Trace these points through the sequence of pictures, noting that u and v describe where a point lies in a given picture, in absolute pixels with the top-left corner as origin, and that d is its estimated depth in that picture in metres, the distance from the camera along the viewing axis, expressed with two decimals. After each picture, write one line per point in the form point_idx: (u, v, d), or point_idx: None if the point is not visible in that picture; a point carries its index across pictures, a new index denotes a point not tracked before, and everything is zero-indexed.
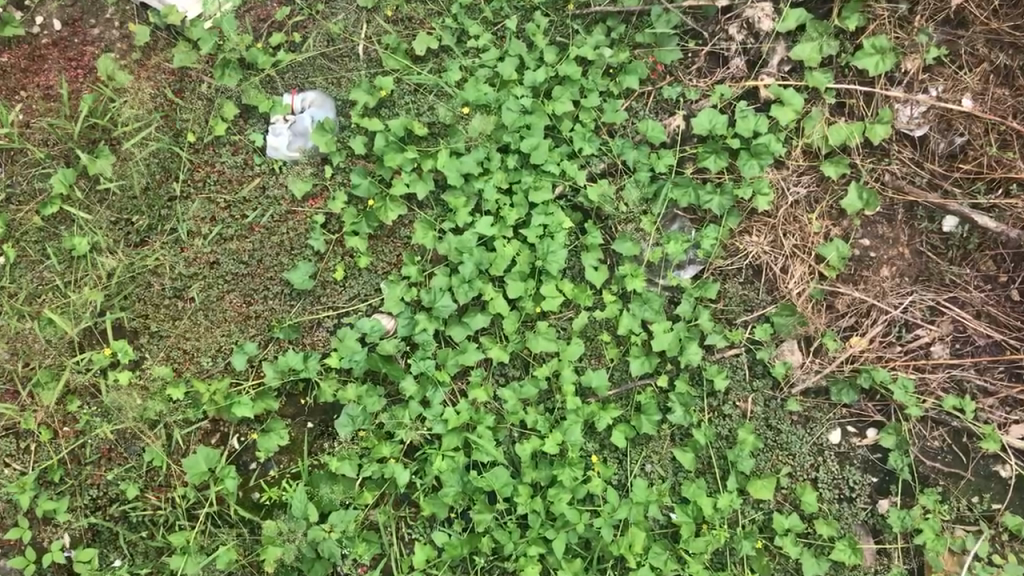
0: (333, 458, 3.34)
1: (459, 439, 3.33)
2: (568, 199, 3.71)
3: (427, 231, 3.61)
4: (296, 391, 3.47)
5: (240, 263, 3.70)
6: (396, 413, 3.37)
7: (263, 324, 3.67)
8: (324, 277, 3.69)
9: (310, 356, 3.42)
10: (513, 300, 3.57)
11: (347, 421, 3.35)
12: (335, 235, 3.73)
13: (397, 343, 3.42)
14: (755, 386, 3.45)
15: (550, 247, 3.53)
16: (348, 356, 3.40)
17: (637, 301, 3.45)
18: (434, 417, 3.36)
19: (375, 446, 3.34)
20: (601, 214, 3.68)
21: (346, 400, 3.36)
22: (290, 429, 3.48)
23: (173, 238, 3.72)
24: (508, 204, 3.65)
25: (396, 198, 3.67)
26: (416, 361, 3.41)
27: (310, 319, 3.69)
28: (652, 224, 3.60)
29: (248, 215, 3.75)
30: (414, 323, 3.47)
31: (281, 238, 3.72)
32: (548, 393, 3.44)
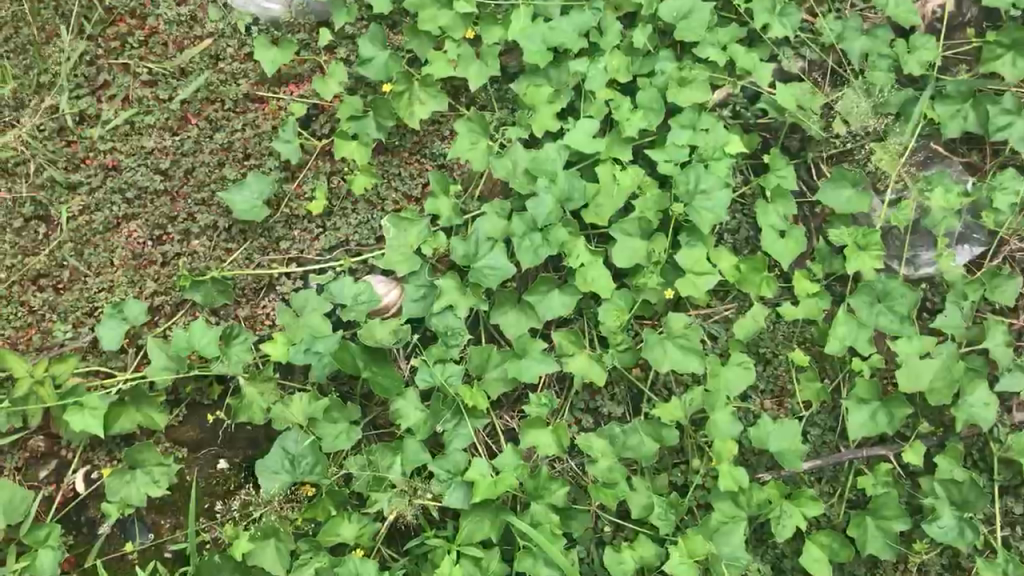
0: (243, 537, 1.68)
1: (495, 528, 1.68)
2: (735, 116, 2.09)
3: (477, 137, 2.02)
4: (201, 400, 1.85)
5: (152, 172, 2.12)
6: (378, 456, 1.72)
7: (173, 277, 2.05)
8: (289, 209, 2.08)
9: (237, 335, 1.83)
10: (621, 275, 1.93)
11: (279, 466, 1.71)
12: (322, 141, 2.15)
13: (397, 326, 1.80)
14: None
15: (701, 184, 1.89)
16: (303, 344, 1.80)
17: (861, 294, 1.80)
18: (449, 477, 1.70)
19: (329, 520, 1.69)
20: (796, 145, 2.08)
21: (285, 425, 1.74)
22: (178, 469, 1.81)
23: (50, 122, 2.14)
24: (627, 106, 2.02)
25: (433, 85, 2.10)
26: (428, 365, 1.79)
27: (256, 278, 2.05)
28: (890, 158, 1.98)
29: (181, 98, 2.18)
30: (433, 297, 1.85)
31: (226, 138, 2.15)
32: (676, 454, 1.78)
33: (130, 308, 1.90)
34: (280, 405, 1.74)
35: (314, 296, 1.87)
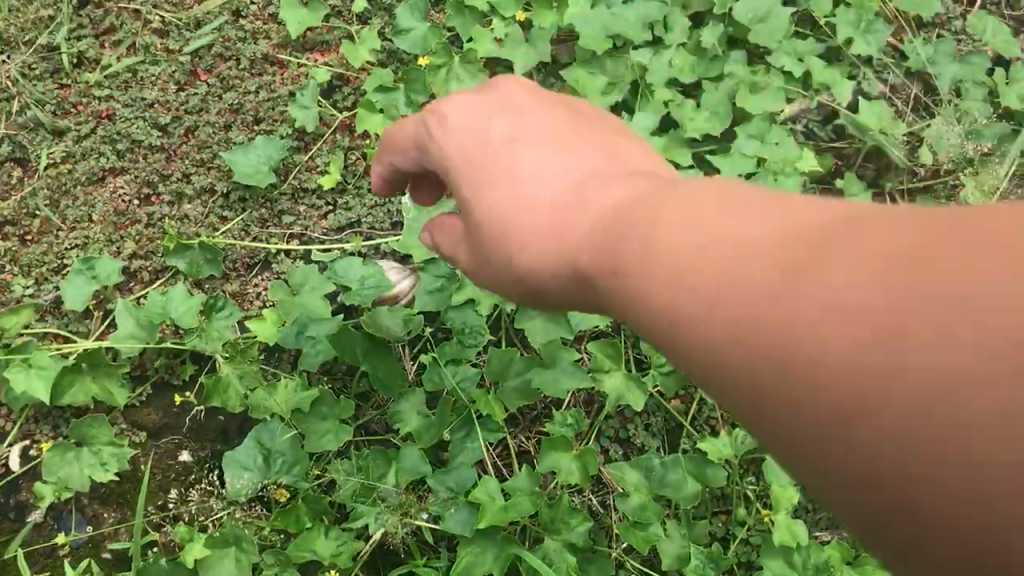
0: (198, 542, 1.40)
1: (499, 563, 1.40)
2: (807, 135, 1.87)
3: None
4: (169, 378, 1.58)
5: (149, 126, 1.88)
6: (370, 463, 1.45)
7: (156, 241, 1.79)
8: (297, 182, 1.85)
9: (219, 309, 1.57)
10: None
11: (251, 461, 1.45)
12: (344, 113, 1.91)
13: (409, 316, 1.54)
14: None
15: None
16: (296, 326, 1.54)
17: None
18: (450, 496, 1.44)
19: (303, 532, 1.42)
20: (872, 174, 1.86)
21: (265, 415, 1.48)
22: (131, 455, 1.54)
23: (44, 61, 1.89)
24: (690, 105, 1.79)
25: (476, 63, 1.85)
26: (439, 364, 1.54)
27: (250, 252, 1.80)
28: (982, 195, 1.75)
29: (191, 51, 1.95)
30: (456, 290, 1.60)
31: (236, 99, 1.91)
32: (718, 501, 1.53)
33: (103, 266, 1.65)
34: (262, 392, 1.48)
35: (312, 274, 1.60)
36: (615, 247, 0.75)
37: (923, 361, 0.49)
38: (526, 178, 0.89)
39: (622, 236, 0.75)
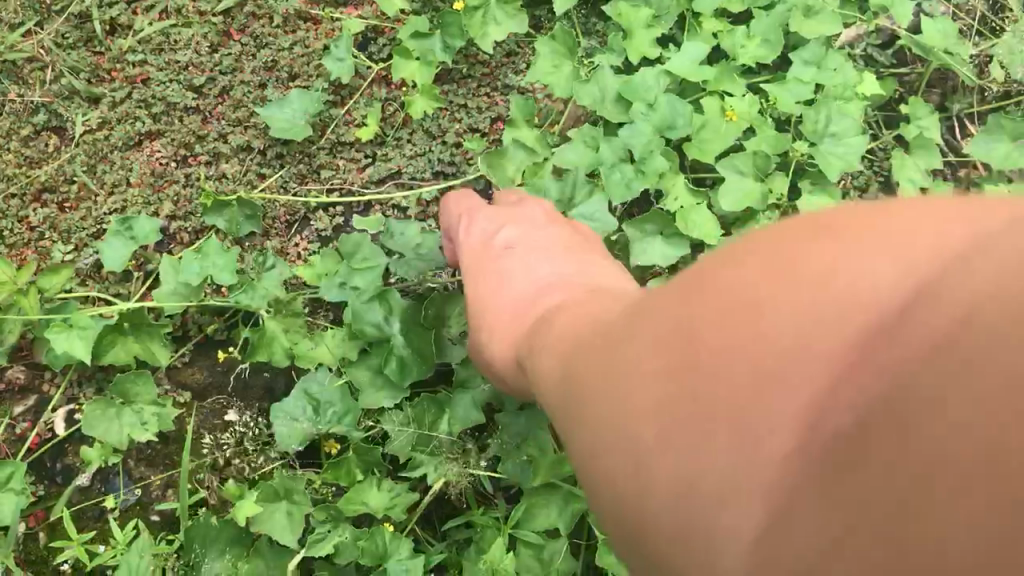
0: (249, 499, 1.35)
1: (564, 517, 1.33)
2: (867, 62, 1.74)
3: (562, 60, 1.71)
4: (214, 335, 1.53)
5: (184, 88, 1.80)
6: (423, 411, 1.38)
7: (193, 201, 1.75)
8: (336, 137, 1.79)
9: (268, 266, 1.50)
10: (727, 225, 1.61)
11: (300, 411, 1.40)
12: (381, 65, 1.83)
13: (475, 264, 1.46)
14: None
15: (832, 124, 1.57)
16: (341, 276, 1.46)
17: None
18: (512, 444, 1.36)
19: (355, 484, 1.36)
20: (938, 99, 1.73)
21: (312, 364, 1.44)
22: (176, 415, 1.49)
23: (76, 30, 1.80)
24: (740, 31, 1.68)
25: (513, 3, 1.77)
26: None
27: (290, 209, 1.76)
28: None
29: (223, 10, 1.84)
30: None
31: (270, 56, 1.82)
32: None
33: (140, 226, 1.63)
34: (309, 341, 1.45)
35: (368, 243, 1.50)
36: (549, 345, 0.92)
37: (713, 368, 0.61)
38: (506, 282, 1.19)
39: (556, 329, 0.92)
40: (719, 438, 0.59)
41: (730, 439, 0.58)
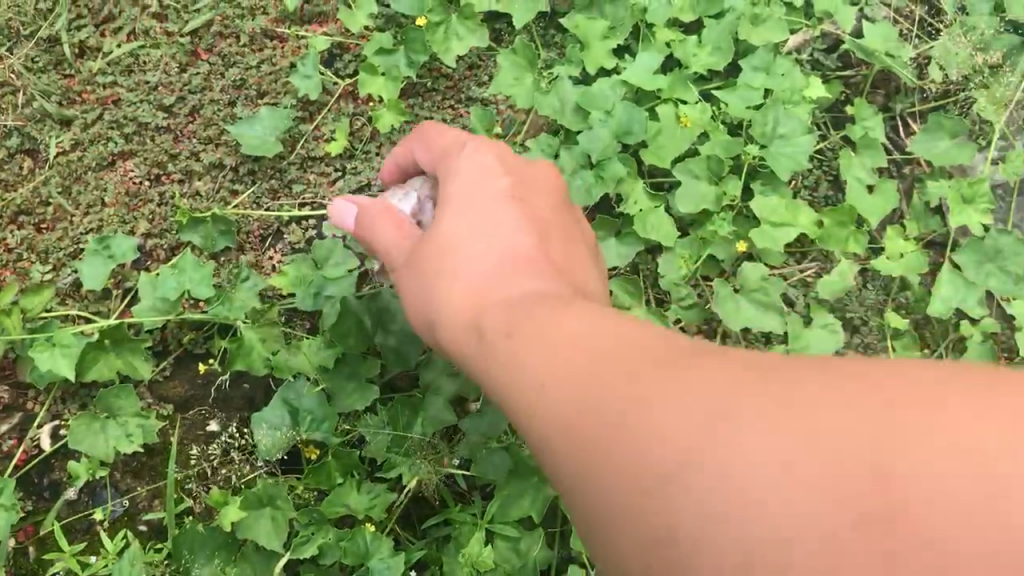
0: (234, 504, 1.40)
1: (536, 507, 1.39)
2: (813, 65, 1.82)
3: (522, 72, 1.77)
4: (193, 349, 1.58)
5: (154, 108, 1.84)
6: (398, 415, 1.44)
7: (168, 219, 1.79)
8: (305, 151, 1.84)
9: (243, 278, 1.55)
10: (686, 226, 1.68)
11: (280, 419, 1.45)
12: (347, 81, 1.89)
13: None
14: None
15: (780, 127, 1.65)
16: (313, 287, 1.52)
17: (969, 251, 1.55)
18: (483, 441, 1.43)
19: (336, 488, 1.41)
20: (882, 100, 1.80)
21: (290, 374, 1.49)
22: (160, 428, 1.54)
23: (46, 54, 1.83)
24: (692, 41, 1.75)
25: (474, 18, 1.83)
26: None
27: (263, 224, 1.81)
28: (994, 108, 1.71)
29: (191, 31, 1.89)
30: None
31: (239, 75, 1.86)
32: None
33: (117, 245, 1.68)
34: (286, 351, 1.50)
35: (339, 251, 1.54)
36: (568, 341, 0.81)
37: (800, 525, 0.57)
38: (471, 261, 1.03)
39: (582, 329, 0.82)
40: (856, 562, 0.55)
41: (872, 559, 0.54)
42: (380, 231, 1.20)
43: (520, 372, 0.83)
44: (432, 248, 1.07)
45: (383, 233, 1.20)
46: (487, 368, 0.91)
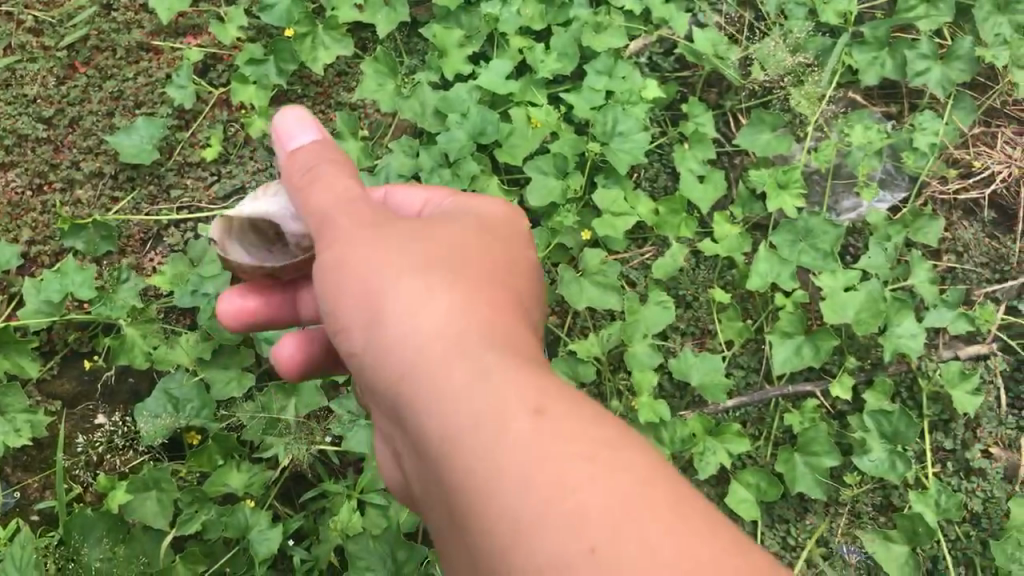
0: (121, 488, 1.52)
1: None
2: (652, 67, 1.99)
3: (385, 79, 1.90)
4: (78, 348, 1.68)
5: (34, 121, 1.92)
6: (271, 399, 1.57)
7: (50, 226, 1.88)
8: (182, 157, 1.94)
9: (123, 280, 1.67)
10: (538, 217, 1.84)
11: (161, 408, 1.56)
12: (220, 89, 1.99)
13: None
14: (1010, 419, 1.75)
15: (619, 125, 1.82)
16: (190, 285, 1.64)
17: (783, 231, 1.76)
18: (353, 418, 1.57)
19: (216, 468, 1.54)
20: (714, 97, 1.98)
21: (170, 366, 1.60)
22: (48, 423, 1.63)
23: None
24: (540, 48, 1.89)
25: (339, 28, 1.95)
26: None
27: (143, 228, 1.91)
28: (809, 104, 1.90)
29: (68, 46, 1.98)
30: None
31: (116, 87, 1.95)
32: (593, 398, 1.72)
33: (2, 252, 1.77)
34: (164, 346, 1.61)
35: (215, 250, 1.69)
36: (620, 466, 0.80)
37: None
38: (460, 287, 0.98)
39: (646, 467, 0.81)
40: None
41: None
42: (348, 190, 1.10)
43: (550, 475, 0.79)
44: (450, 267, 1.00)
45: (349, 189, 1.10)
46: (489, 428, 0.85)
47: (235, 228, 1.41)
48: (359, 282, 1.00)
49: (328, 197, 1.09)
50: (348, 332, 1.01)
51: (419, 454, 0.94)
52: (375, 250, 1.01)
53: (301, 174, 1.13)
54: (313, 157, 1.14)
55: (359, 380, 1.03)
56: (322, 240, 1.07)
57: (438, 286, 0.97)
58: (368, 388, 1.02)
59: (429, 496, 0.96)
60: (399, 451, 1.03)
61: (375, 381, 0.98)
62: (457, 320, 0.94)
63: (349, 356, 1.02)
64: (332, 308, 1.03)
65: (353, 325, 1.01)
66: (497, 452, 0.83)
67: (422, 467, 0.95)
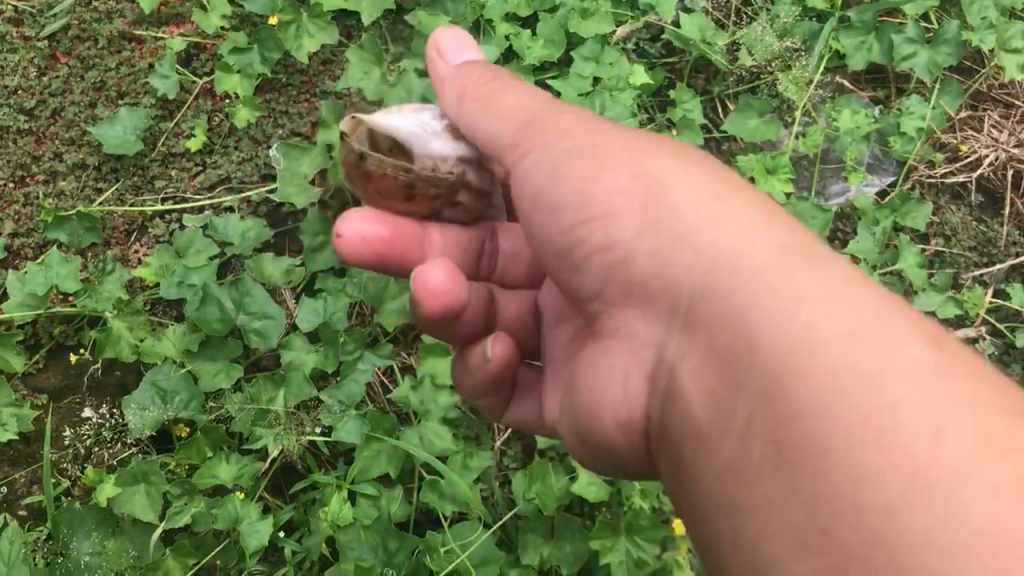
0: (110, 481, 1.51)
1: (393, 463, 1.53)
2: (639, 53, 1.98)
3: (369, 67, 1.88)
4: (64, 341, 1.67)
5: (15, 112, 1.90)
6: (261, 390, 1.56)
7: (34, 218, 1.86)
8: (166, 148, 1.92)
9: (108, 272, 1.65)
10: None
11: (148, 400, 1.55)
12: (204, 79, 1.96)
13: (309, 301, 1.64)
14: None
15: (607, 112, 1.81)
16: (176, 277, 1.63)
17: None
18: (341, 408, 1.57)
19: (204, 461, 1.53)
20: (702, 83, 1.97)
21: (157, 358, 1.60)
22: (34, 417, 1.62)
23: None
24: (526, 35, 1.88)
25: (323, 16, 1.93)
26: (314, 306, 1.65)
27: (128, 219, 1.89)
28: (796, 88, 1.89)
29: (49, 35, 1.95)
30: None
31: (98, 77, 1.94)
32: None
33: None
34: (151, 338, 1.60)
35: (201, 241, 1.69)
36: (873, 297, 0.84)
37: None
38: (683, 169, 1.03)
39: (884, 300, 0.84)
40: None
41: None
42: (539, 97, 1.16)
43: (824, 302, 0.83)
44: (706, 164, 1.05)
45: (543, 96, 1.16)
46: (750, 273, 0.89)
47: (360, 132, 1.25)
48: (579, 162, 1.06)
49: (535, 104, 1.15)
50: (629, 232, 1.01)
51: (728, 358, 0.88)
52: (647, 148, 1.07)
53: (474, 88, 1.19)
54: (486, 71, 1.21)
55: (633, 288, 1.03)
56: (537, 136, 1.12)
57: (674, 174, 1.02)
58: (649, 297, 1.01)
59: (679, 368, 0.97)
60: (625, 337, 1.07)
61: (675, 284, 0.97)
62: (698, 194, 0.99)
63: (630, 260, 1.02)
64: (592, 204, 1.04)
65: (562, 195, 1.07)
66: (765, 294, 0.86)
67: (724, 370, 0.88)
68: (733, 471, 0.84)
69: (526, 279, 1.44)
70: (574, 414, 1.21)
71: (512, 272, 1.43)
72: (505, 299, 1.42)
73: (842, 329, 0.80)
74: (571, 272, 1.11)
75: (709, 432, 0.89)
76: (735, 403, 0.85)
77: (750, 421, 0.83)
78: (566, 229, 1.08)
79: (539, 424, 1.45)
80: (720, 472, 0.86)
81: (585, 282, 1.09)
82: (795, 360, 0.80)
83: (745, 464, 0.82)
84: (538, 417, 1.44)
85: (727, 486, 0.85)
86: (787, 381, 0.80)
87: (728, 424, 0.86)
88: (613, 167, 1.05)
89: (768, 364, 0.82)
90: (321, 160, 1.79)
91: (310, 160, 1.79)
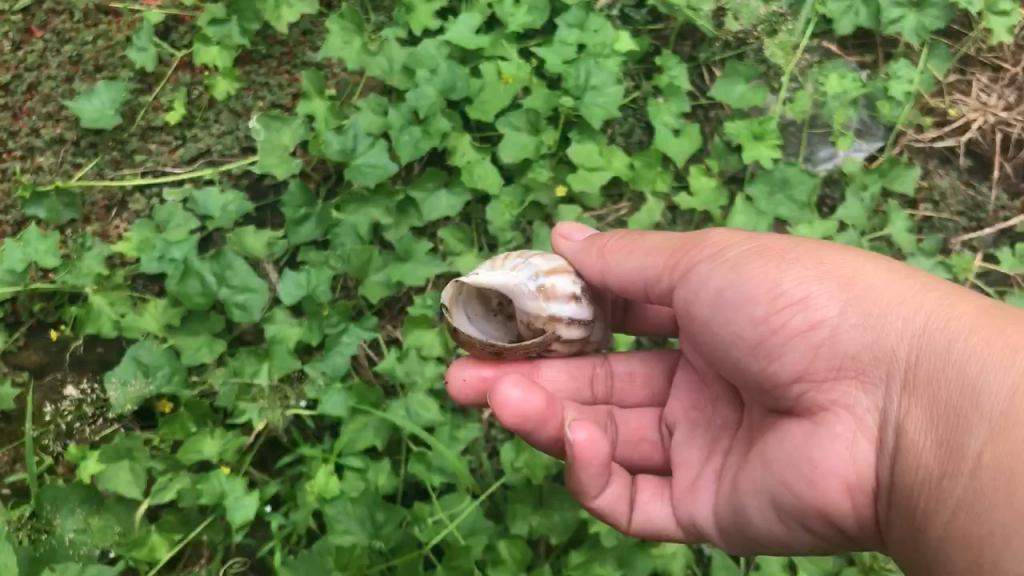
0: (93, 459, 1.49)
1: (380, 436, 1.52)
2: (625, 20, 1.95)
3: (351, 36, 1.84)
4: (44, 318, 1.64)
5: None
6: (244, 364, 1.55)
7: (12, 195, 1.83)
8: (146, 121, 1.89)
9: (88, 247, 1.63)
10: (512, 174, 1.81)
11: (130, 375, 1.53)
12: (182, 51, 1.93)
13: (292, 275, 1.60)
14: None
15: (592, 79, 1.77)
16: (156, 251, 1.60)
17: (759, 183, 1.75)
18: (326, 381, 1.56)
19: (188, 435, 1.52)
20: (688, 50, 1.95)
21: (138, 334, 1.56)
22: (15, 394, 1.60)
23: None
24: (509, 2, 1.86)
25: None
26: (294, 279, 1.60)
27: (108, 194, 1.86)
28: (784, 53, 1.89)
29: (22, 9, 1.91)
30: (328, 218, 1.68)
31: (74, 50, 1.89)
32: None
33: None
34: (132, 314, 1.57)
35: (182, 214, 1.67)
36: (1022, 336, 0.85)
37: None
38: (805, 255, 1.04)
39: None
40: None
41: None
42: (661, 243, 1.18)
43: (981, 347, 0.85)
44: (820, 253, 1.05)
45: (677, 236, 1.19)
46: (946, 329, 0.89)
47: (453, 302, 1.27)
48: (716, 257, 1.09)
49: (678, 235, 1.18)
50: (833, 309, 0.97)
51: (955, 412, 0.84)
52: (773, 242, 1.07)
53: (611, 244, 1.24)
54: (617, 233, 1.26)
55: (844, 363, 0.95)
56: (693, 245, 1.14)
57: (799, 253, 1.03)
58: (866, 372, 0.94)
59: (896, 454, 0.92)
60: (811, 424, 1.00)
61: (891, 350, 0.92)
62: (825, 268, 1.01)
63: (846, 341, 0.95)
64: (779, 287, 1.00)
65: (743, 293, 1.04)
66: (951, 349, 0.87)
67: (952, 420, 0.84)
68: (979, 509, 0.78)
69: (650, 401, 1.39)
70: (769, 492, 1.03)
71: (631, 395, 1.39)
72: (625, 416, 1.36)
73: (1006, 385, 0.81)
74: (766, 362, 1.03)
75: (939, 474, 0.84)
76: (969, 444, 0.81)
77: (981, 455, 0.80)
78: (756, 319, 1.02)
79: (673, 527, 1.23)
80: (954, 510, 0.81)
81: (784, 367, 1.00)
82: (1020, 401, 0.79)
83: (988, 503, 0.78)
84: (627, 514, 1.23)
85: (966, 524, 0.80)
86: (1010, 404, 0.79)
87: (961, 464, 0.81)
88: (796, 262, 1.02)
89: (987, 407, 0.81)
90: (303, 132, 1.77)
91: (291, 131, 1.76)
